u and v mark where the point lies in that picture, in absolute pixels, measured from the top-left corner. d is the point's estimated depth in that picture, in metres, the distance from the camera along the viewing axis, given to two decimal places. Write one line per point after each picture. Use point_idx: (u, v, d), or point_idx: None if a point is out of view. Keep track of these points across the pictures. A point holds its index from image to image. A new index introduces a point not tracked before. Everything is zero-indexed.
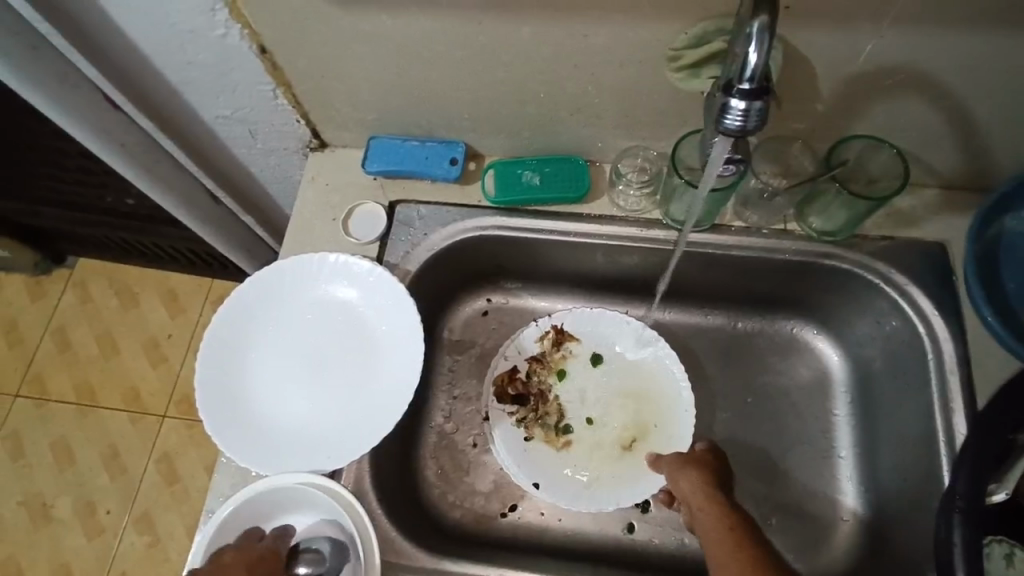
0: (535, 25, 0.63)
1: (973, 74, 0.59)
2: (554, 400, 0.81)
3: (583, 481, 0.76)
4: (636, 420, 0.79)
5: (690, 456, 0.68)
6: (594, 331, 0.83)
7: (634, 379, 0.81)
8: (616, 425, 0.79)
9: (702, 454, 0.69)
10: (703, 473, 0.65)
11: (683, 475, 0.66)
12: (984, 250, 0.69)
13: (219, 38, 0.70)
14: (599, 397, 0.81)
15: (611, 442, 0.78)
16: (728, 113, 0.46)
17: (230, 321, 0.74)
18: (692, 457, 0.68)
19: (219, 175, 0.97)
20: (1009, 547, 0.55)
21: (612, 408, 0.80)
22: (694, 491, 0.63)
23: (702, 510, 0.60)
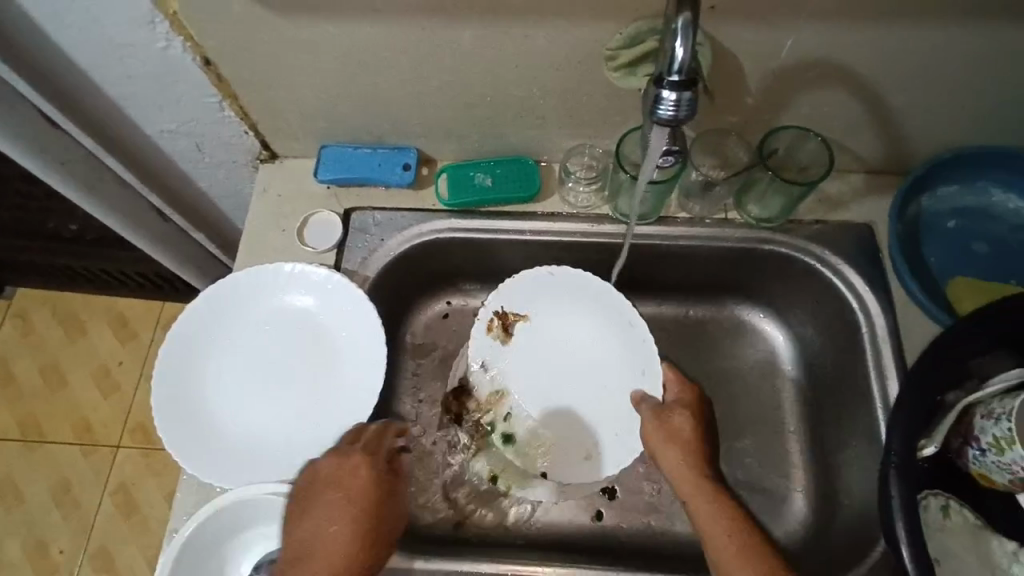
0: (477, 30, 0.65)
1: (883, 64, 0.64)
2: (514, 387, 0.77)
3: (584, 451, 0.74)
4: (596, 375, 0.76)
5: (669, 422, 0.69)
6: (536, 301, 0.79)
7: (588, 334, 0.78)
8: (582, 387, 0.76)
9: (679, 418, 0.69)
10: (687, 450, 0.67)
11: (663, 449, 0.68)
12: (907, 229, 0.75)
13: (161, 50, 0.70)
14: (557, 363, 0.77)
15: (584, 404, 0.75)
16: (661, 103, 0.49)
17: (186, 339, 0.73)
18: (670, 424, 0.68)
19: (166, 192, 0.95)
20: (944, 500, 0.61)
21: (573, 369, 0.77)
22: (683, 472, 0.66)
23: (695, 501, 0.64)
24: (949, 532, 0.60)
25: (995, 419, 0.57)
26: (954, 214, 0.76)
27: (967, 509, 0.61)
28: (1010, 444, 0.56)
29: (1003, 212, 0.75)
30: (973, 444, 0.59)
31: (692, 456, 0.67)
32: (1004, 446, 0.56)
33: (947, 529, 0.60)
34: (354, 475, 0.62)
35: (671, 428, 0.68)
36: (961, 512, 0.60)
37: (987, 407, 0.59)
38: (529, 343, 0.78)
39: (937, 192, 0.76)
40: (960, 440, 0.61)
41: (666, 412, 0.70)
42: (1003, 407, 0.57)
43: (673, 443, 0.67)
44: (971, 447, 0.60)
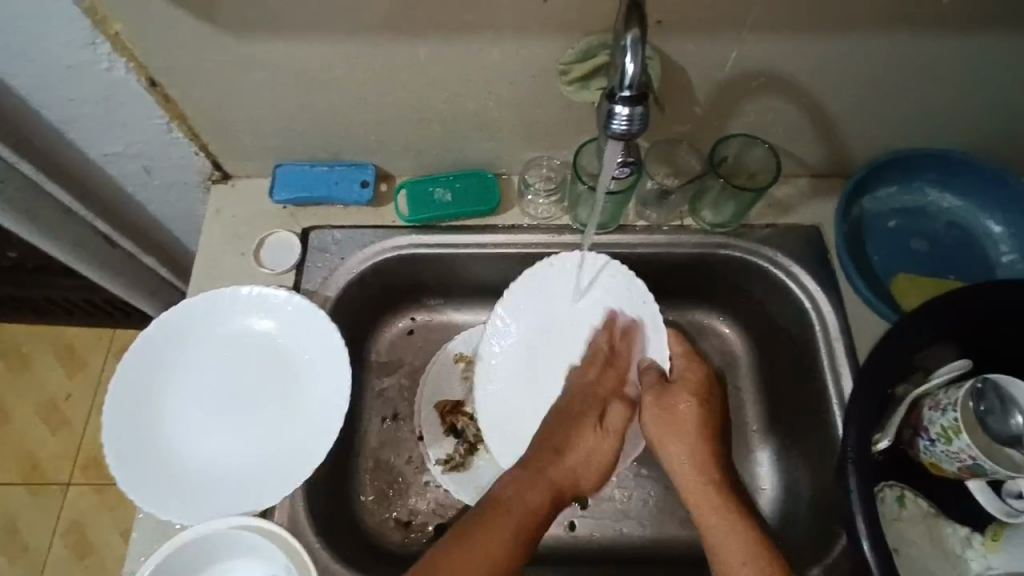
0: (430, 46, 0.65)
1: (821, 74, 0.68)
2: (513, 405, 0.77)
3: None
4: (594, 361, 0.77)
5: (671, 407, 0.72)
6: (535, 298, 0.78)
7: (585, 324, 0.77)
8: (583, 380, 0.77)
9: (682, 403, 0.72)
10: (692, 440, 0.70)
11: (668, 440, 0.71)
12: (852, 229, 0.78)
13: (103, 72, 0.67)
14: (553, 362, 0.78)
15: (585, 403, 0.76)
16: (614, 118, 0.50)
17: (137, 369, 0.70)
18: (671, 408, 0.72)
19: (113, 216, 0.91)
20: (900, 490, 0.64)
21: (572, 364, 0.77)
22: (683, 463, 0.70)
23: (697, 490, 0.68)
24: (906, 522, 0.62)
25: (942, 410, 0.60)
26: (894, 213, 0.79)
27: (921, 498, 0.64)
28: (956, 433, 0.58)
29: (938, 211, 0.79)
30: (923, 434, 0.62)
31: (694, 443, 0.70)
32: (951, 436, 0.59)
33: (904, 518, 0.62)
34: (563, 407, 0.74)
35: (677, 417, 0.71)
36: (916, 501, 0.63)
37: (934, 398, 0.61)
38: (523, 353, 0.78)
39: (878, 193, 0.79)
40: (911, 431, 0.63)
41: (670, 402, 0.72)
42: (948, 397, 0.60)
43: (677, 432, 0.71)
44: (921, 437, 0.62)
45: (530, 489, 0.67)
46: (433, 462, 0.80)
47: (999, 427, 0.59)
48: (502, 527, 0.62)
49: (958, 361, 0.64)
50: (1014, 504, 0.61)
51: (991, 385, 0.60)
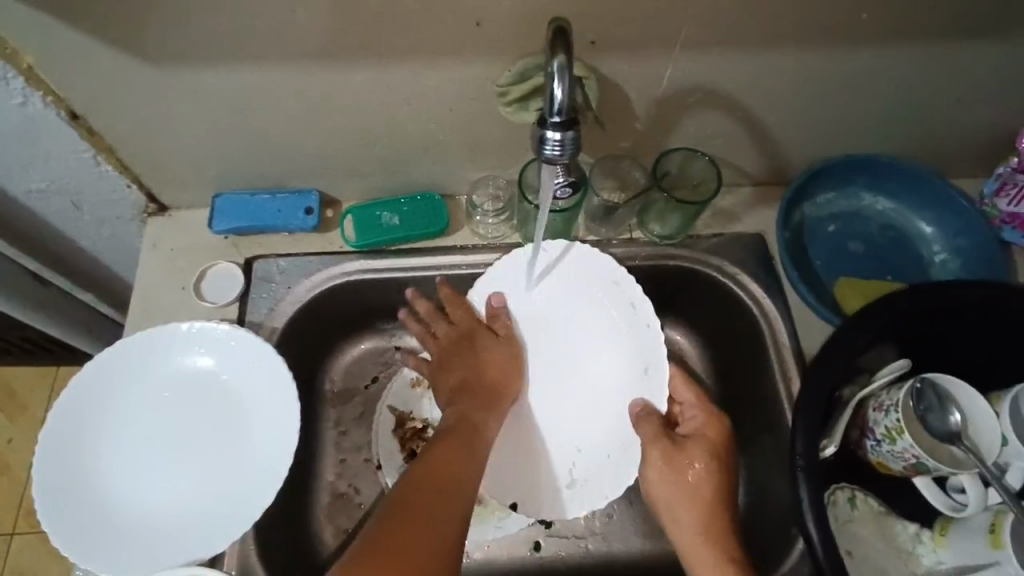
0: (365, 71, 0.64)
1: (754, 87, 0.69)
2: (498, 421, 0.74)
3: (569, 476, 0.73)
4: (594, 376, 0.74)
5: (681, 470, 0.66)
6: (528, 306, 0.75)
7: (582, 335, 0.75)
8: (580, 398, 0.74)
9: (693, 464, 0.65)
10: (699, 505, 0.64)
11: (681, 509, 0.65)
12: (795, 236, 0.80)
13: (18, 108, 0.64)
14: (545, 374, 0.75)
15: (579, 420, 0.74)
16: (546, 143, 0.50)
17: (69, 418, 0.66)
18: (682, 472, 0.66)
19: (43, 254, 0.87)
20: (851, 492, 0.66)
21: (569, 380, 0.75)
22: (693, 534, 0.64)
23: (706, 562, 0.62)
24: (858, 522, 0.65)
25: (885, 411, 0.61)
26: (834, 218, 0.82)
27: (870, 497, 0.66)
28: (898, 434, 0.60)
29: (873, 214, 0.82)
30: (869, 435, 0.64)
31: (701, 508, 0.64)
32: (894, 436, 0.60)
33: (856, 518, 0.65)
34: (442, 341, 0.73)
35: (691, 483, 0.65)
36: (866, 501, 0.66)
37: (877, 400, 0.63)
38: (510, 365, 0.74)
39: (818, 199, 0.81)
40: (858, 433, 0.65)
41: (679, 465, 0.66)
42: (890, 399, 0.61)
43: (688, 498, 0.65)
44: (868, 439, 0.64)
45: (457, 415, 0.65)
46: (392, 491, 0.79)
47: (938, 424, 0.60)
48: (448, 445, 0.61)
49: (898, 361, 0.65)
50: (958, 498, 0.61)
51: (929, 384, 0.61)
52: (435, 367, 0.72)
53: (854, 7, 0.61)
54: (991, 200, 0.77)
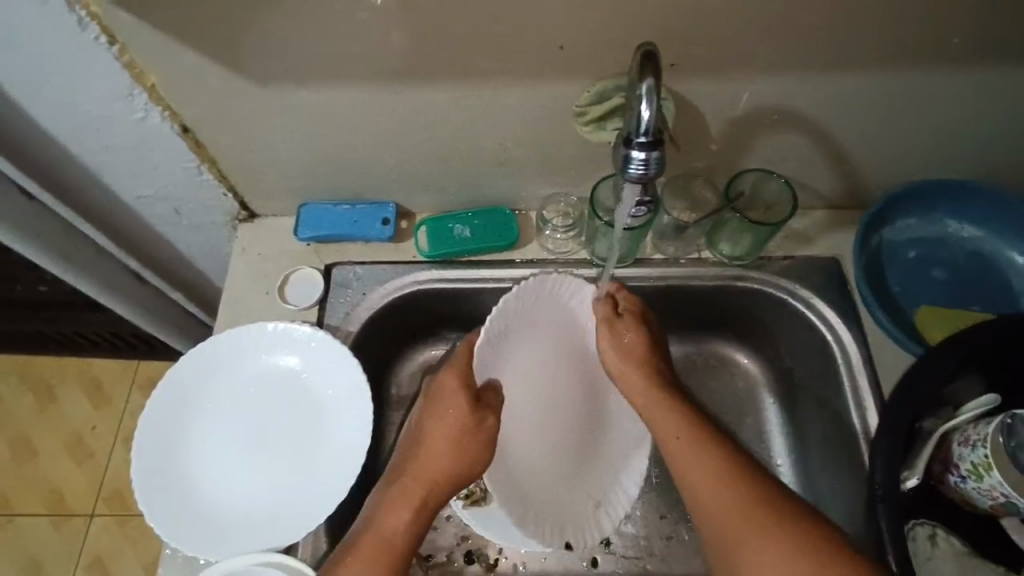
0: (449, 91, 0.67)
1: (835, 110, 0.68)
2: (521, 455, 0.74)
3: (592, 498, 0.76)
4: (579, 392, 0.77)
5: (619, 337, 0.72)
6: (536, 328, 0.73)
7: (573, 360, 0.77)
8: (578, 421, 0.77)
9: (628, 332, 0.72)
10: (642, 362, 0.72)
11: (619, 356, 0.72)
12: (871, 260, 0.78)
13: (138, 121, 0.71)
14: (554, 402, 0.76)
15: (576, 442, 0.77)
16: (630, 163, 0.51)
17: (166, 406, 0.71)
18: (620, 339, 0.72)
19: (142, 256, 0.94)
20: (931, 528, 0.62)
21: (562, 402, 0.76)
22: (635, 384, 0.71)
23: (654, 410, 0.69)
24: (940, 561, 0.60)
25: (971, 446, 0.59)
26: (914, 244, 0.79)
27: (954, 538, 0.62)
28: (986, 470, 0.57)
29: (956, 240, 0.79)
30: (953, 471, 0.61)
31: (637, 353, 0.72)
32: (982, 472, 0.58)
33: (937, 558, 0.61)
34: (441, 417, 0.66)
35: (624, 338, 0.72)
36: (949, 541, 0.61)
37: (963, 434, 0.60)
38: (525, 392, 0.73)
39: (897, 223, 0.79)
40: (940, 467, 0.62)
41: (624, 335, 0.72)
42: (977, 433, 0.59)
43: (621, 349, 0.72)
44: (951, 475, 0.61)
45: (389, 522, 0.62)
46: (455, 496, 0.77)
47: None
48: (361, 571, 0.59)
49: (987, 395, 0.62)
50: None
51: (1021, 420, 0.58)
52: (423, 408, 0.68)
53: (946, 30, 0.60)
54: None
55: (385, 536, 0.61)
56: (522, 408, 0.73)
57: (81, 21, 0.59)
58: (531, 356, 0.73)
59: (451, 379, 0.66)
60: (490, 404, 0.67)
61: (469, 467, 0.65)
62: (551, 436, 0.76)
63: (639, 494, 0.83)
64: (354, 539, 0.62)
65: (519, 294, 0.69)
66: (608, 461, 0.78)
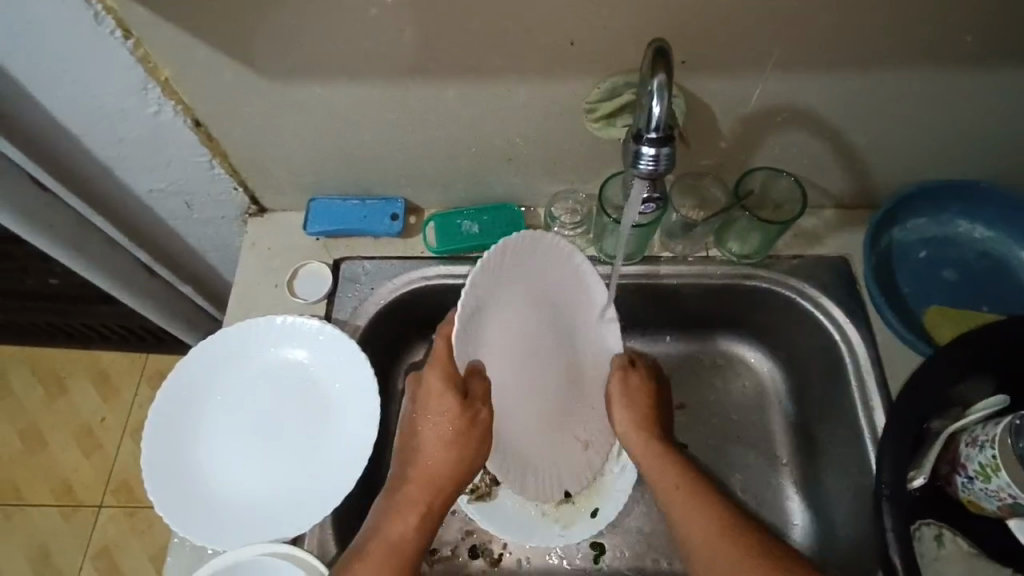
0: (460, 87, 0.67)
1: (847, 109, 0.68)
2: (512, 419, 0.71)
3: (581, 439, 0.76)
4: (568, 345, 0.74)
5: (630, 385, 0.76)
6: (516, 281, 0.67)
7: (557, 305, 0.72)
8: (569, 373, 0.74)
9: (637, 379, 0.77)
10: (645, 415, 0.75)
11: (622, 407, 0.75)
12: (881, 260, 0.78)
13: (152, 115, 0.71)
14: (546, 359, 0.72)
15: (566, 392, 0.74)
16: (641, 159, 0.51)
17: (176, 397, 0.72)
18: (629, 386, 0.76)
19: (152, 249, 0.95)
20: (938, 529, 0.62)
21: (551, 347, 0.72)
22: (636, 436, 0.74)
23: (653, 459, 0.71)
24: (945, 562, 0.61)
25: (979, 447, 0.59)
26: (924, 244, 0.79)
27: (960, 539, 0.62)
28: (994, 470, 0.57)
29: (967, 241, 0.78)
30: (961, 471, 0.61)
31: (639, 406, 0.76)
32: (990, 473, 0.58)
33: (943, 558, 0.61)
34: (435, 416, 0.66)
35: (630, 388, 0.76)
36: (956, 542, 0.61)
37: (971, 434, 0.60)
38: (512, 359, 0.69)
39: (907, 224, 0.78)
40: (948, 467, 0.62)
41: (631, 388, 0.76)
42: (985, 433, 0.59)
43: (627, 401, 0.75)
44: (959, 475, 0.61)
45: (397, 528, 0.64)
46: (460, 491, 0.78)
47: None
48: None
49: (995, 396, 0.62)
50: None
51: None
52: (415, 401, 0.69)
53: (960, 28, 0.59)
54: None
55: (390, 541, 0.63)
56: (510, 376, 0.69)
57: (97, 15, 0.60)
58: (512, 310, 0.68)
59: (436, 376, 0.65)
60: (478, 396, 0.65)
61: (465, 461, 0.66)
62: (546, 393, 0.73)
63: (644, 491, 0.83)
64: (362, 546, 0.62)
65: (489, 257, 0.63)
66: (594, 404, 0.77)
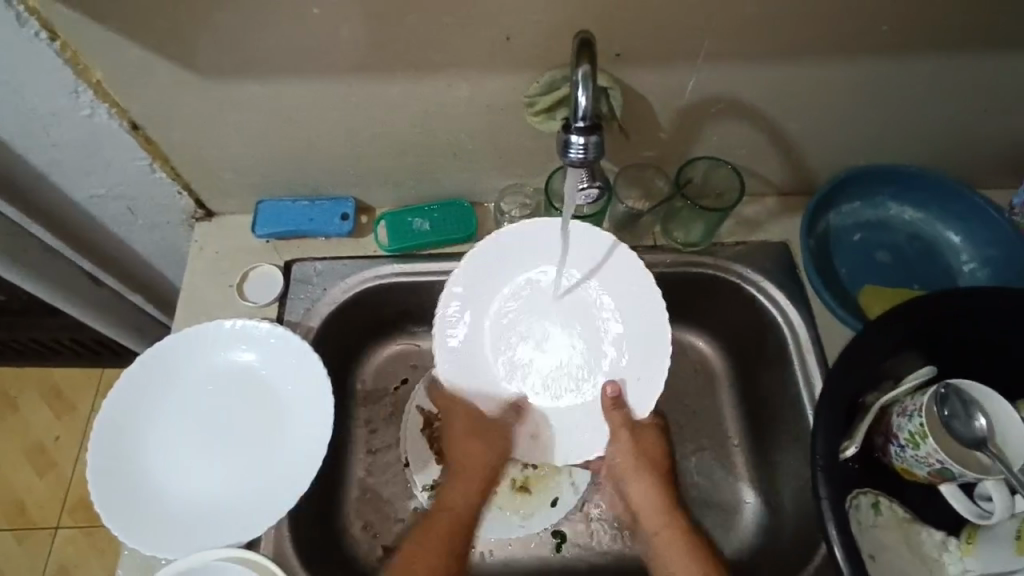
0: (401, 84, 0.68)
1: (777, 99, 0.71)
2: (500, 384, 0.75)
3: (536, 426, 0.74)
4: (585, 344, 0.75)
5: (645, 444, 0.73)
6: (539, 263, 0.75)
7: (585, 306, 0.75)
8: (572, 369, 0.75)
9: (650, 437, 0.73)
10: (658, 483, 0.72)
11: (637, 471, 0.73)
12: (819, 245, 0.81)
13: (86, 118, 0.70)
14: (555, 342, 0.75)
15: (563, 381, 0.75)
16: (570, 147, 0.53)
17: (122, 404, 0.71)
18: (646, 449, 0.73)
19: (97, 257, 0.93)
20: (875, 497, 0.65)
21: (577, 339, 0.75)
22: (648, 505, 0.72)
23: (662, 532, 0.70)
24: (884, 528, 0.64)
25: (908, 416, 0.62)
26: (859, 228, 0.82)
27: (896, 504, 0.66)
28: (922, 438, 0.60)
29: (900, 223, 0.82)
30: (894, 441, 0.64)
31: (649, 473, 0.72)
32: (918, 441, 0.60)
33: (881, 525, 0.64)
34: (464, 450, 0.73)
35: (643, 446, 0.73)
36: (892, 507, 0.65)
37: (901, 405, 0.63)
38: (518, 329, 0.75)
39: (842, 209, 0.82)
40: (883, 438, 0.65)
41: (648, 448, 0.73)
42: (914, 404, 0.62)
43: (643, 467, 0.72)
44: (892, 445, 0.64)
45: (438, 530, 0.68)
46: (420, 488, 0.82)
47: (964, 431, 0.60)
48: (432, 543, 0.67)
49: (924, 368, 0.65)
50: (985, 505, 0.61)
51: (954, 390, 0.61)
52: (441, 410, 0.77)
53: (875, 18, 0.62)
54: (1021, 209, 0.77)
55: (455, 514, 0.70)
56: (512, 343, 0.75)
57: (19, 15, 0.59)
58: (549, 294, 0.75)
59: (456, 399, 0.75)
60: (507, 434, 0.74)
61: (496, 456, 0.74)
62: (544, 377, 0.75)
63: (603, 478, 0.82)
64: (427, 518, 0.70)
65: (521, 230, 0.74)
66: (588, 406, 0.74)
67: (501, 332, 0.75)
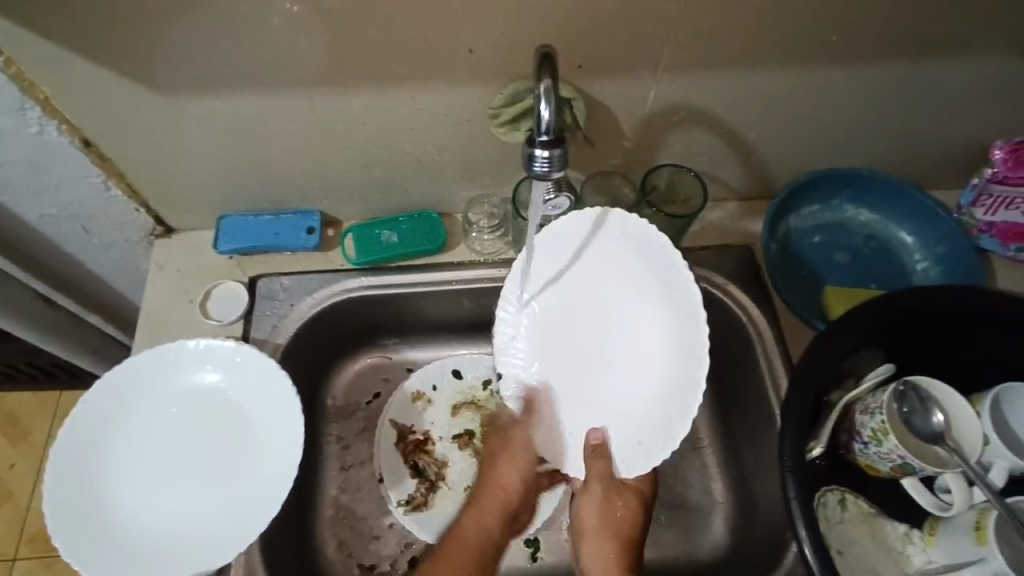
0: (363, 97, 0.67)
1: (736, 107, 0.73)
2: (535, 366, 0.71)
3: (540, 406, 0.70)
4: (620, 376, 0.69)
5: (612, 508, 0.68)
6: (602, 267, 0.69)
7: (638, 336, 0.69)
8: (595, 391, 0.70)
9: (621, 502, 0.68)
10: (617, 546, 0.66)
11: (599, 531, 0.68)
12: (780, 247, 0.83)
13: (34, 136, 0.67)
14: (593, 355, 0.70)
15: (582, 392, 0.70)
16: (535, 160, 0.53)
17: (80, 433, 0.68)
18: (611, 508, 0.68)
19: (51, 278, 0.90)
20: (842, 493, 0.67)
21: (616, 366, 0.69)
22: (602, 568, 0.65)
23: None
24: (849, 524, 0.66)
25: (870, 413, 0.63)
26: (818, 229, 0.84)
27: (861, 499, 0.68)
28: (884, 434, 0.62)
29: (856, 225, 0.85)
30: (857, 438, 0.66)
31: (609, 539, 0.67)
32: (881, 437, 0.62)
33: (848, 521, 0.66)
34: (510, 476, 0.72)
35: (613, 508, 0.68)
36: (858, 503, 0.67)
37: (863, 403, 0.65)
38: (567, 323, 0.70)
39: (801, 211, 0.84)
40: (846, 436, 0.67)
41: (617, 513, 0.68)
42: (874, 401, 0.64)
43: (606, 528, 0.67)
44: (855, 442, 0.66)
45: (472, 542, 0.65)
46: (394, 503, 0.80)
47: (922, 426, 0.62)
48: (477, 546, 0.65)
49: (883, 365, 0.67)
50: (944, 497, 0.63)
51: (911, 386, 0.63)
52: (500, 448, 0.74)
53: (825, 29, 0.64)
54: (968, 209, 0.80)
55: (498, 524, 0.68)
56: (555, 334, 0.71)
57: None
58: (611, 304, 0.70)
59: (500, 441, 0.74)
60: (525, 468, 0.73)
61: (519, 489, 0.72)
62: (572, 382, 0.70)
63: None
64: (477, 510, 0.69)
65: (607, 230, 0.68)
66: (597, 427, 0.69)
67: (543, 321, 0.71)
